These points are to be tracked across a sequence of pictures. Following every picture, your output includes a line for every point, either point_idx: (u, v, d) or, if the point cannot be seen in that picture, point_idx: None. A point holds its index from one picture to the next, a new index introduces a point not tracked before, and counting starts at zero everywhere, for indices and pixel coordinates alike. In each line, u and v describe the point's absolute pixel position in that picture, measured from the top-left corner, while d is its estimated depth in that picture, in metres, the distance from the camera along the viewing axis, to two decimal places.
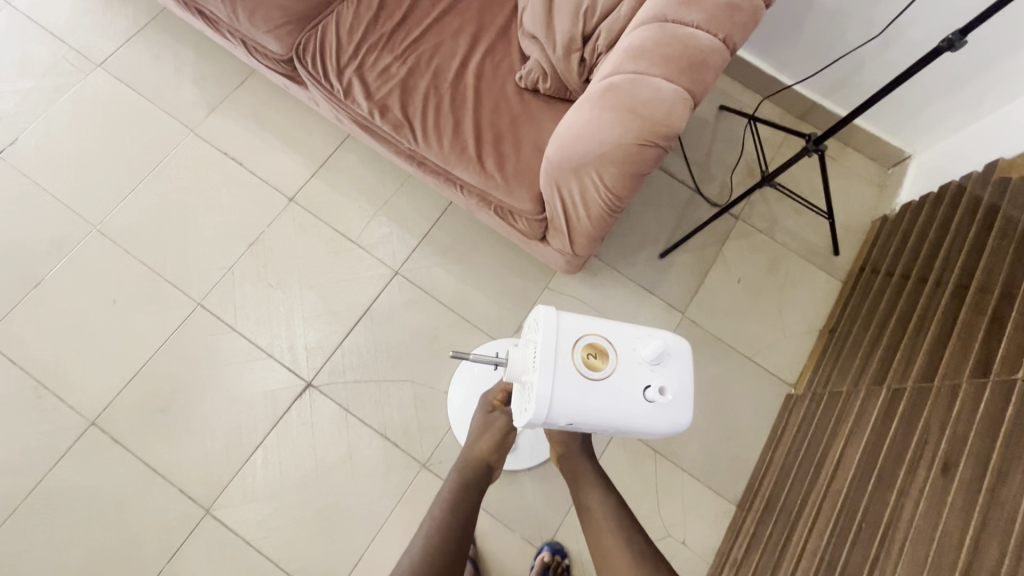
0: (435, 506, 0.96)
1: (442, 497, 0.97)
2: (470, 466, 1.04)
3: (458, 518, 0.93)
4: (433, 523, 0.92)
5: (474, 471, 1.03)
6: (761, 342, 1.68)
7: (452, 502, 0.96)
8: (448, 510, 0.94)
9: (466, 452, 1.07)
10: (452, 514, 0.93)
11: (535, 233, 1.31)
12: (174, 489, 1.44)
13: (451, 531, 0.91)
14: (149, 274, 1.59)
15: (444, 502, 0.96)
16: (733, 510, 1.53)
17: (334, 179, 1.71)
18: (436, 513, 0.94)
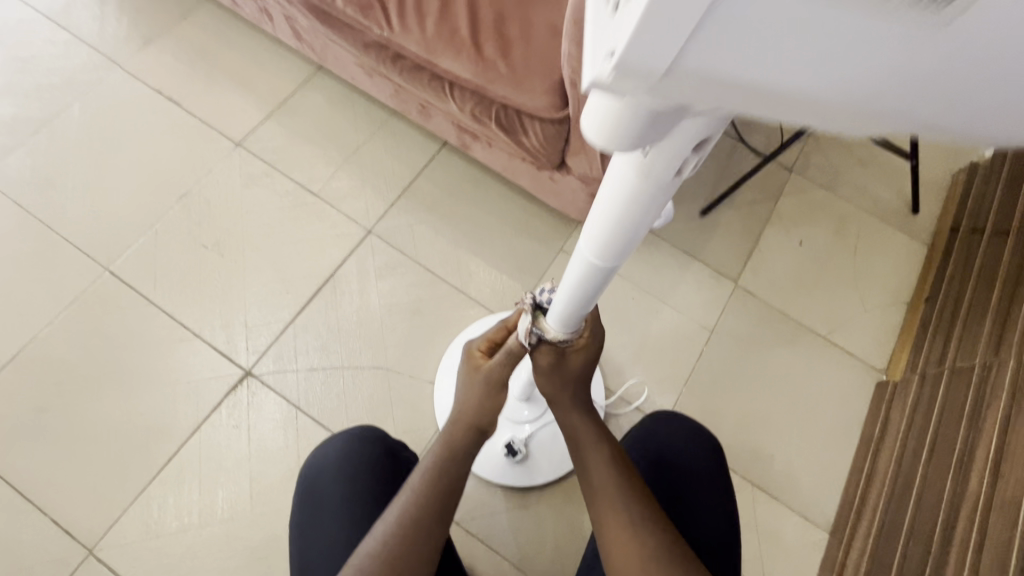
0: (415, 474, 0.67)
1: (426, 462, 0.68)
2: (466, 430, 0.70)
3: (447, 501, 0.65)
4: (411, 502, 0.64)
5: (468, 438, 0.70)
6: (838, 319, 1.31)
7: (438, 474, 0.66)
8: (433, 488, 0.65)
9: (458, 403, 0.73)
10: (437, 495, 0.65)
11: (551, 147, 0.97)
12: (45, 521, 1.02)
13: (435, 518, 0.63)
14: (44, 233, 1.22)
15: (427, 475, 0.66)
16: (826, 539, 1.12)
17: (291, 122, 1.37)
18: (415, 488, 0.65)
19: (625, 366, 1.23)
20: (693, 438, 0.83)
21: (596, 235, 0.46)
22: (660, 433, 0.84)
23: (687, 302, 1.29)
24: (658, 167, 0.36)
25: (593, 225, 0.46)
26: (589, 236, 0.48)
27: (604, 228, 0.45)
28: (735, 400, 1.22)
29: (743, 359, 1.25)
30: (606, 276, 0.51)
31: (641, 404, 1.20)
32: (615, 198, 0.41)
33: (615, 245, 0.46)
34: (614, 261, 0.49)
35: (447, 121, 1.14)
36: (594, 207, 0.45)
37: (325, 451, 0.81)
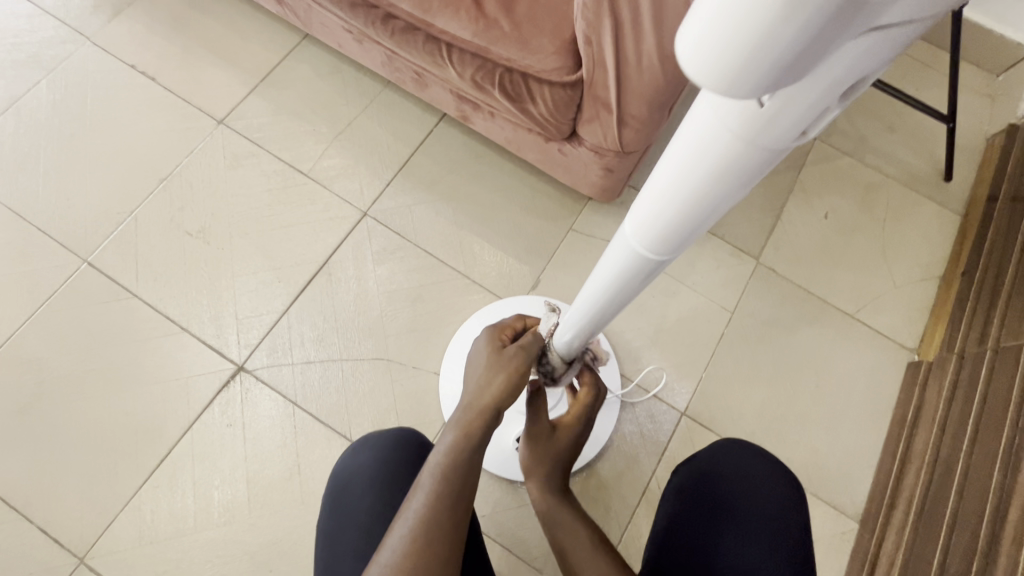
0: (424, 475, 0.61)
1: (434, 460, 0.62)
2: (484, 410, 0.65)
3: (462, 498, 0.60)
4: (426, 504, 0.58)
5: (484, 423, 0.64)
6: (867, 296, 1.23)
7: (451, 471, 0.61)
8: (447, 487, 0.60)
9: (473, 380, 0.69)
10: (452, 493, 0.60)
11: (560, 115, 0.87)
12: (33, 528, 0.96)
13: (456, 518, 0.59)
14: (17, 223, 1.14)
15: (440, 472, 0.61)
16: (856, 529, 1.06)
17: (277, 98, 1.27)
18: (438, 468, 0.61)
19: (641, 350, 1.15)
20: (775, 479, 0.72)
21: (652, 217, 0.37)
22: (744, 455, 0.74)
23: (706, 281, 1.21)
24: (772, 129, 0.26)
25: (649, 207, 0.37)
26: (642, 218, 0.38)
27: (665, 210, 0.35)
28: (760, 384, 1.15)
29: (766, 341, 1.18)
30: (658, 265, 0.42)
31: (660, 392, 1.13)
32: (691, 171, 0.31)
33: (676, 230, 0.36)
34: (670, 251, 0.40)
35: (444, 89, 1.04)
36: (653, 180, 0.35)
37: (354, 460, 0.75)
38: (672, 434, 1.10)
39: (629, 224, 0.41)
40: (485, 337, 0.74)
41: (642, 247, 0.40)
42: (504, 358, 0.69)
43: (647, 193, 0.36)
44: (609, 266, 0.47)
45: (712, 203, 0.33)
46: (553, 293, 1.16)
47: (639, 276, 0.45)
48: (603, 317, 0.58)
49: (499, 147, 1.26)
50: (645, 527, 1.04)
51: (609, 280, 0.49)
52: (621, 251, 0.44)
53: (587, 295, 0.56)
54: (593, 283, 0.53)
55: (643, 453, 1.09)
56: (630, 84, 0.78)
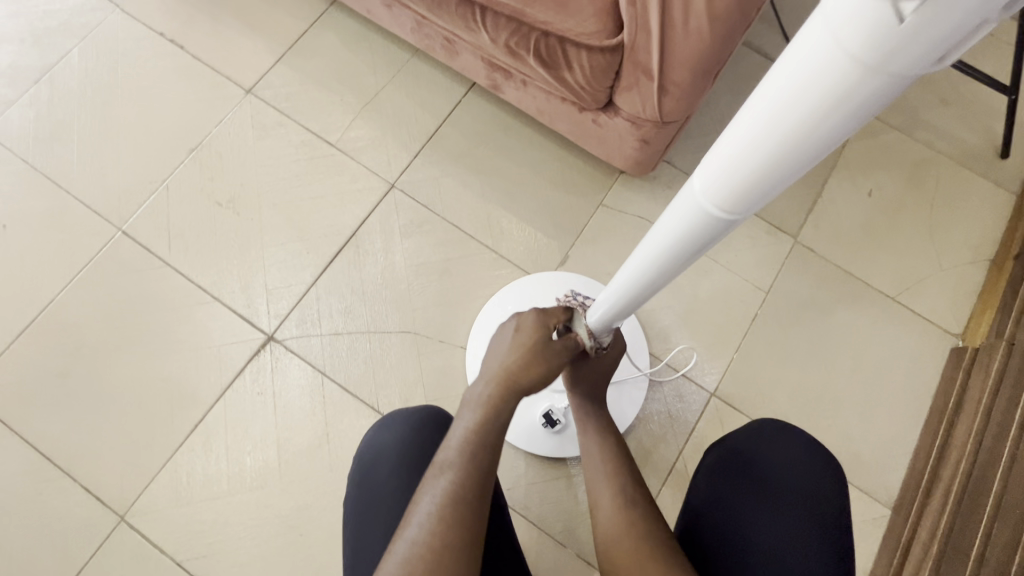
0: (447, 452, 0.61)
1: (457, 439, 0.62)
2: (506, 391, 0.65)
3: (487, 476, 0.60)
4: (451, 482, 0.58)
5: (506, 402, 0.65)
6: (910, 278, 1.18)
7: (476, 449, 0.61)
8: (472, 465, 0.60)
9: (500, 358, 0.68)
10: (478, 471, 0.60)
11: (597, 82, 0.84)
12: (75, 487, 1.00)
13: (482, 495, 0.59)
14: (53, 191, 1.15)
15: (465, 451, 0.61)
16: (889, 515, 1.04)
17: (304, 67, 1.25)
18: (461, 443, 0.61)
19: (671, 329, 1.13)
20: (813, 473, 0.70)
21: (733, 164, 0.34)
22: (781, 445, 0.71)
23: (740, 260, 1.17)
24: (894, 63, 0.24)
25: (731, 153, 0.34)
26: (715, 173, 0.37)
27: (750, 155, 0.33)
28: (793, 367, 1.12)
29: (801, 323, 1.14)
30: (729, 223, 0.40)
31: (689, 371, 1.11)
32: (792, 107, 0.29)
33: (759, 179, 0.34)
34: (740, 211, 0.38)
35: (475, 56, 1.01)
36: (742, 119, 0.33)
37: (376, 439, 0.74)
38: (700, 415, 1.08)
39: (704, 174, 0.39)
40: (531, 320, 0.71)
41: (715, 199, 0.38)
42: (545, 350, 0.68)
43: (733, 134, 0.34)
44: (670, 226, 0.46)
45: (809, 146, 0.30)
46: (582, 269, 1.14)
47: (704, 235, 0.43)
48: (653, 285, 0.57)
49: (528, 119, 1.22)
50: (671, 506, 1.04)
51: (668, 241, 0.47)
52: (690, 203, 0.41)
53: (642, 257, 0.54)
54: (650, 243, 0.51)
55: (670, 432, 1.07)
56: (674, 51, 0.75)
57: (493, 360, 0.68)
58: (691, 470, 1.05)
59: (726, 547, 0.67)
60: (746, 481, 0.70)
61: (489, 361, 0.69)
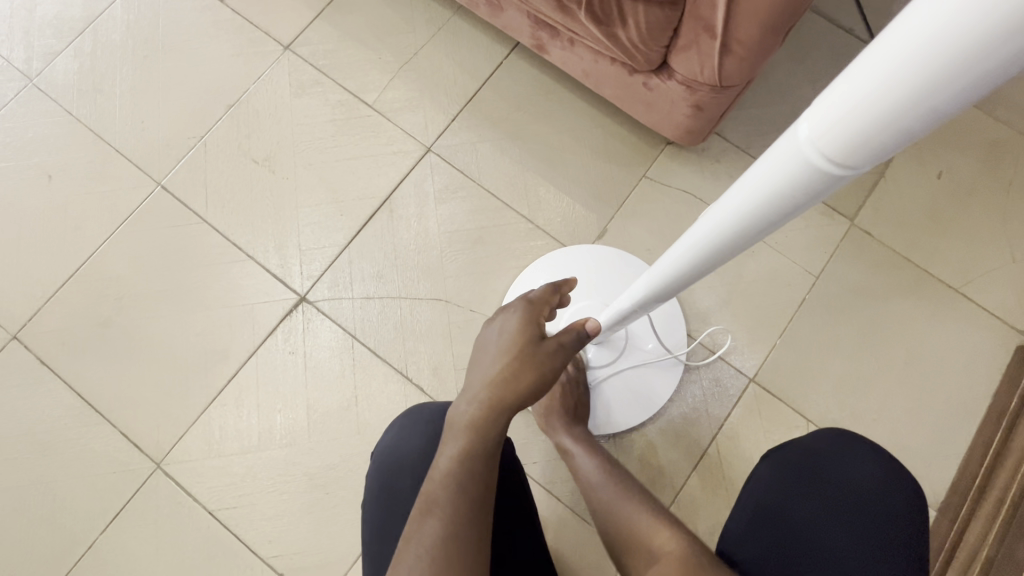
0: (432, 487, 0.56)
1: (441, 471, 0.57)
2: (492, 410, 0.60)
3: (476, 511, 0.55)
4: (440, 521, 0.53)
5: (494, 423, 0.59)
6: (976, 268, 1.09)
7: (462, 482, 0.56)
8: (459, 498, 0.55)
9: (484, 371, 0.62)
10: (466, 507, 0.55)
11: (653, 40, 0.78)
12: (115, 433, 1.03)
13: (473, 532, 0.54)
14: (96, 143, 1.16)
15: (450, 485, 0.56)
16: (933, 516, 0.98)
17: (344, 23, 1.21)
18: (447, 470, 0.57)
19: (710, 311, 1.08)
20: (882, 491, 0.69)
21: (837, 126, 0.26)
22: (860, 463, 0.71)
23: (789, 241, 1.11)
24: None
25: (837, 112, 0.26)
26: (832, 116, 0.27)
27: (860, 116, 0.25)
28: (840, 358, 1.06)
29: (853, 314, 1.07)
30: (821, 193, 0.32)
31: (728, 355, 1.06)
32: (938, 54, 0.21)
33: (872, 148, 0.26)
34: (859, 165, 0.28)
35: (521, 13, 0.95)
36: (863, 63, 0.25)
37: (396, 443, 0.73)
38: (736, 401, 1.04)
39: (810, 120, 0.29)
40: (516, 320, 0.65)
41: (813, 165, 0.30)
42: (533, 357, 0.62)
43: (847, 81, 0.26)
44: (759, 182, 0.35)
45: (951, 103, 0.23)
46: (621, 243, 1.10)
47: (783, 208, 0.35)
48: (728, 256, 0.47)
49: (572, 84, 1.17)
50: (700, 492, 1.01)
51: (753, 201, 0.37)
52: (775, 169, 0.33)
53: (698, 228, 0.47)
54: (714, 212, 0.43)
55: (704, 417, 1.04)
56: (743, 4, 0.68)
57: (476, 373, 0.63)
58: (723, 456, 1.02)
59: (796, 540, 0.68)
60: (808, 485, 0.70)
61: (472, 374, 0.64)
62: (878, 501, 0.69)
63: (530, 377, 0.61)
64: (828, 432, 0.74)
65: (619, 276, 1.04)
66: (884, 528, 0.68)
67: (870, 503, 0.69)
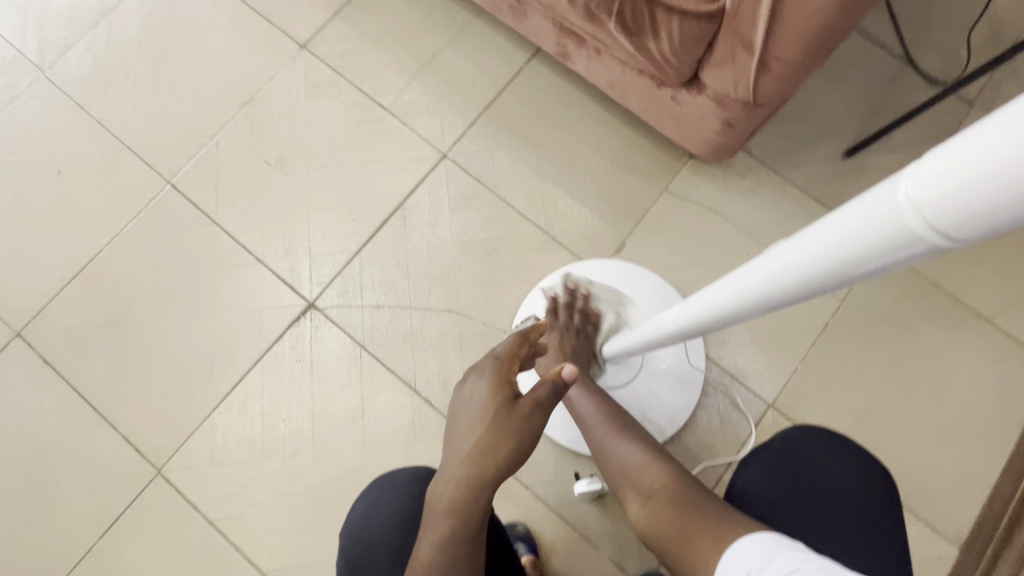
0: None
1: (424, 561, 0.55)
2: (471, 490, 0.55)
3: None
4: None
5: (476, 503, 0.55)
6: (1009, 297, 1.05)
7: (447, 569, 0.55)
8: None
9: (459, 446, 0.57)
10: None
11: (685, 55, 0.75)
12: (116, 436, 1.01)
13: None
14: (107, 139, 1.14)
15: (433, 574, 0.55)
16: (955, 555, 0.95)
17: (362, 23, 1.18)
18: (429, 559, 0.55)
19: (729, 333, 1.05)
20: (856, 483, 0.67)
21: (949, 197, 0.23)
22: (829, 454, 0.69)
23: None
24: None
25: (952, 178, 0.23)
26: (941, 183, 0.23)
27: (986, 183, 0.21)
28: (863, 386, 1.02)
29: (878, 342, 1.04)
30: (909, 259, 0.28)
31: (745, 378, 1.03)
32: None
33: (986, 226, 0.23)
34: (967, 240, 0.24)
35: (545, 19, 0.92)
36: (988, 132, 0.21)
37: (366, 512, 0.71)
38: (753, 427, 1.01)
39: (914, 180, 0.25)
40: (486, 383, 0.61)
41: (914, 233, 0.26)
42: (508, 425, 0.57)
43: (968, 146, 0.22)
44: (836, 237, 0.31)
45: None
46: (639, 259, 1.06)
47: (856, 272, 0.32)
48: (781, 305, 0.43)
49: (594, 93, 1.13)
50: None
51: (823, 258, 0.33)
52: (860, 229, 0.29)
53: (754, 269, 0.42)
54: (778, 254, 0.39)
55: (720, 441, 1.00)
56: (787, 21, 0.64)
57: (451, 445, 0.59)
58: None
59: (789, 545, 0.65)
60: (792, 486, 0.68)
61: (448, 448, 0.59)
62: (852, 491, 0.67)
63: (515, 448, 0.56)
64: (791, 431, 0.71)
65: (638, 295, 1.00)
66: (865, 509, 0.66)
67: (847, 492, 0.67)
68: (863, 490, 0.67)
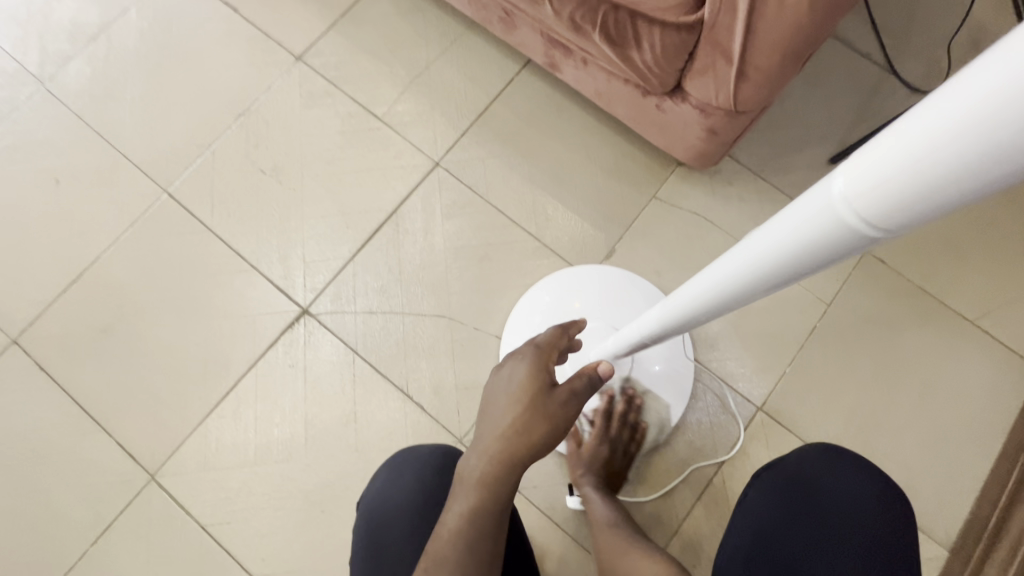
0: (440, 544, 0.57)
1: (449, 529, 0.57)
2: (503, 466, 0.58)
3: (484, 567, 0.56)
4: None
5: (506, 480, 0.58)
6: (993, 301, 1.07)
7: (471, 541, 0.56)
8: (468, 554, 0.56)
9: (494, 423, 0.60)
10: (474, 565, 0.56)
11: (668, 64, 0.77)
12: (110, 443, 1.02)
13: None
14: (105, 149, 1.16)
15: (459, 542, 0.56)
16: (945, 557, 0.96)
17: (356, 35, 1.21)
18: (457, 528, 0.57)
19: (718, 338, 1.06)
20: (862, 499, 0.68)
21: (876, 189, 0.25)
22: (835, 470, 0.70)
23: None
24: None
25: (877, 171, 0.25)
26: (869, 178, 0.25)
27: (906, 175, 0.23)
28: (852, 389, 1.03)
29: (865, 346, 1.05)
30: (850, 251, 0.30)
31: (736, 381, 1.04)
32: (1000, 116, 0.19)
33: (910, 214, 0.24)
34: (894, 229, 0.26)
35: (534, 31, 0.94)
36: (903, 129, 0.23)
37: (387, 484, 0.72)
38: (744, 428, 1.02)
39: (846, 175, 0.27)
40: (525, 368, 0.63)
41: (848, 225, 0.28)
42: (545, 409, 0.60)
43: (888, 142, 0.24)
44: (785, 232, 0.33)
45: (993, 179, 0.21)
46: (629, 264, 1.08)
47: (806, 265, 0.34)
48: (743, 302, 0.45)
49: (583, 103, 1.16)
50: (704, 523, 0.98)
51: (776, 253, 0.35)
52: (803, 223, 0.31)
53: (715, 271, 0.44)
54: (736, 253, 0.40)
55: (711, 444, 1.01)
56: (761, 31, 0.67)
57: (486, 423, 0.61)
58: (727, 485, 0.99)
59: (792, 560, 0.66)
60: (799, 501, 0.68)
61: (482, 426, 0.61)
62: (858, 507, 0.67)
63: (550, 431, 0.59)
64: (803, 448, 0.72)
65: (630, 299, 1.01)
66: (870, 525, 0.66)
67: (853, 507, 0.67)
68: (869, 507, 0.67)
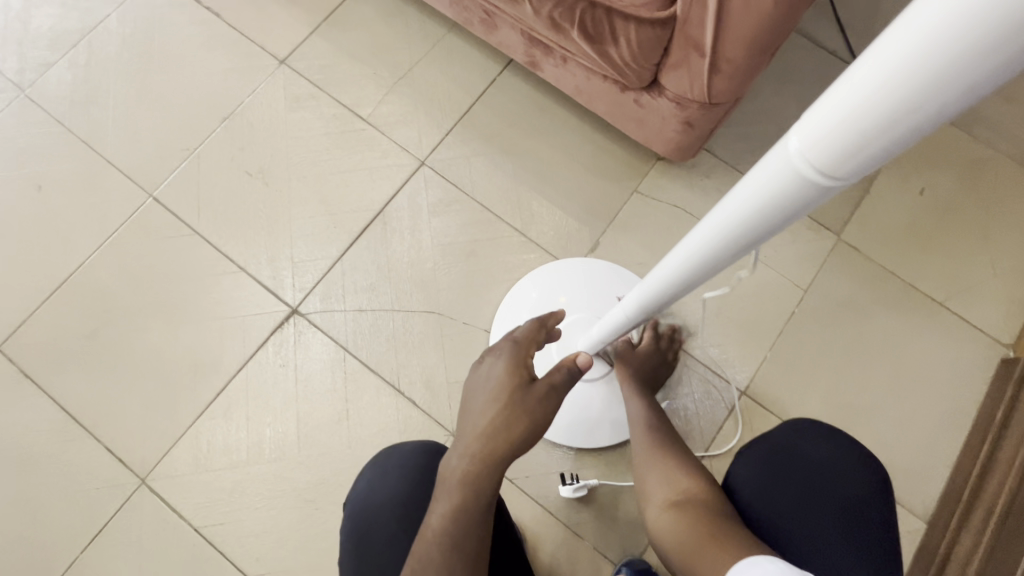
0: (425, 544, 0.59)
1: (433, 530, 0.59)
2: (484, 463, 0.59)
3: (470, 562, 0.58)
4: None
5: (487, 477, 0.59)
6: (960, 283, 1.11)
7: (454, 540, 0.58)
8: (452, 554, 0.58)
9: (474, 421, 0.61)
10: (458, 561, 0.58)
11: (645, 58, 0.80)
12: (99, 448, 1.01)
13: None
14: (88, 154, 1.16)
15: (443, 542, 0.58)
16: (923, 529, 0.99)
17: (339, 39, 1.23)
18: (440, 528, 0.59)
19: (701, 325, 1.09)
20: (839, 466, 0.72)
21: (827, 138, 0.28)
22: (814, 440, 0.73)
23: (779, 256, 1.12)
24: None
25: (825, 122, 0.27)
26: (819, 129, 0.28)
27: (851, 123, 0.26)
28: (830, 371, 1.07)
29: (841, 329, 1.09)
30: (810, 202, 0.33)
31: (718, 368, 1.07)
32: (929, 56, 0.22)
33: (857, 158, 0.27)
34: (845, 175, 0.29)
35: (514, 30, 0.97)
36: (845, 82, 0.26)
37: (370, 486, 0.73)
38: (727, 413, 1.05)
39: (800, 133, 0.30)
40: (502, 365, 0.65)
41: (803, 174, 0.31)
42: (523, 404, 0.61)
43: (833, 96, 0.27)
44: (750, 191, 0.36)
45: (927, 120, 0.24)
46: (613, 256, 1.11)
47: (772, 221, 0.37)
48: (719, 267, 0.47)
49: (564, 101, 1.19)
50: None
51: (744, 212, 0.38)
52: (767, 180, 0.34)
53: (691, 240, 0.47)
54: (708, 220, 0.43)
55: (696, 429, 1.04)
56: (730, 26, 0.70)
57: (466, 420, 0.63)
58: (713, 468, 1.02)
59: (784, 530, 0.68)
60: (785, 471, 0.71)
61: (463, 423, 0.63)
62: (838, 475, 0.71)
63: (529, 426, 0.60)
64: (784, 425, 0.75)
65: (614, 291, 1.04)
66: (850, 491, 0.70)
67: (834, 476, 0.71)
68: (849, 475, 0.71)
